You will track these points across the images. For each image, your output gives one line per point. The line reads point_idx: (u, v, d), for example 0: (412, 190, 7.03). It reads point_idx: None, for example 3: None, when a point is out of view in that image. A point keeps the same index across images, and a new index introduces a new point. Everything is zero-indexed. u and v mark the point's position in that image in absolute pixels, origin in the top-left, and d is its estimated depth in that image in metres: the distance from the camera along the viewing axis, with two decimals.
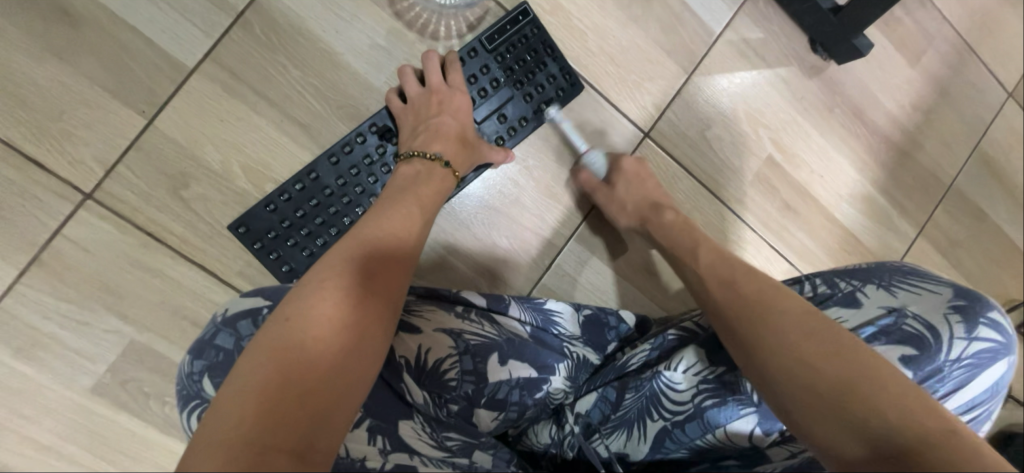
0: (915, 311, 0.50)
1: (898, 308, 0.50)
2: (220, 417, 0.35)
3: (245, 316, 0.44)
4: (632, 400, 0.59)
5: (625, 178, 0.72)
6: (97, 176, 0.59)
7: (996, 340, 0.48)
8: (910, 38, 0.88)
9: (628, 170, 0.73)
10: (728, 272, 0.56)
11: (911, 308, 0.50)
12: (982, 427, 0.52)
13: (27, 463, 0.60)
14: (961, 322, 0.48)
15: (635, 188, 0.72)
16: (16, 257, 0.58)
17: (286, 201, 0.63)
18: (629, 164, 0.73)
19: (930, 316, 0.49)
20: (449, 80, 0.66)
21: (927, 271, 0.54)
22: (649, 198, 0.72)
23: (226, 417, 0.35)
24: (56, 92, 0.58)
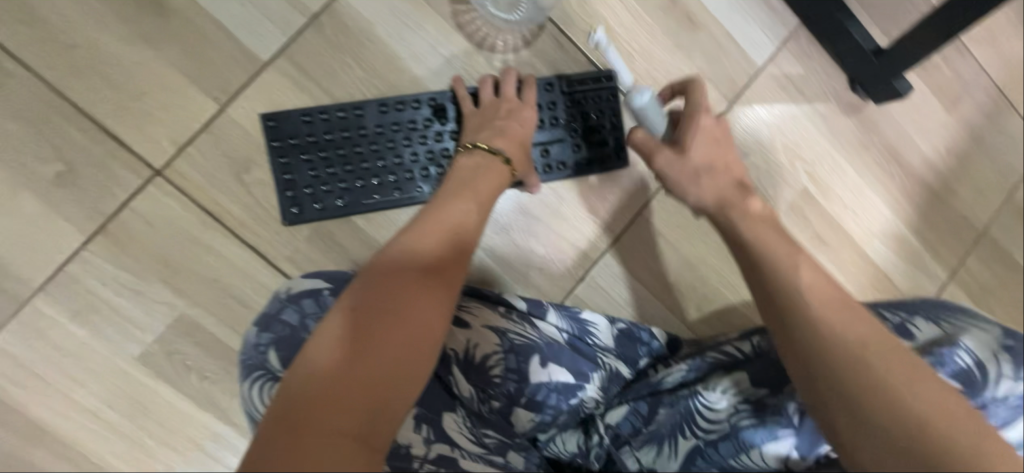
0: (970, 345, 0.50)
1: (955, 341, 0.50)
2: (290, 394, 0.37)
3: (308, 295, 0.50)
4: (665, 415, 0.61)
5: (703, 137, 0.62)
6: (168, 155, 0.63)
7: None
8: (947, 85, 0.90)
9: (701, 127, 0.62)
10: (788, 261, 0.52)
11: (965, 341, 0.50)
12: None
13: (70, 425, 0.62)
14: (1010, 361, 0.49)
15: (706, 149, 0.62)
16: (86, 225, 0.61)
17: (321, 120, 0.65)
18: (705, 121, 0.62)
19: (980, 352, 0.49)
20: (523, 96, 0.69)
21: (975, 309, 0.55)
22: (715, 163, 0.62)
23: (295, 394, 0.37)
24: (141, 74, 0.62)
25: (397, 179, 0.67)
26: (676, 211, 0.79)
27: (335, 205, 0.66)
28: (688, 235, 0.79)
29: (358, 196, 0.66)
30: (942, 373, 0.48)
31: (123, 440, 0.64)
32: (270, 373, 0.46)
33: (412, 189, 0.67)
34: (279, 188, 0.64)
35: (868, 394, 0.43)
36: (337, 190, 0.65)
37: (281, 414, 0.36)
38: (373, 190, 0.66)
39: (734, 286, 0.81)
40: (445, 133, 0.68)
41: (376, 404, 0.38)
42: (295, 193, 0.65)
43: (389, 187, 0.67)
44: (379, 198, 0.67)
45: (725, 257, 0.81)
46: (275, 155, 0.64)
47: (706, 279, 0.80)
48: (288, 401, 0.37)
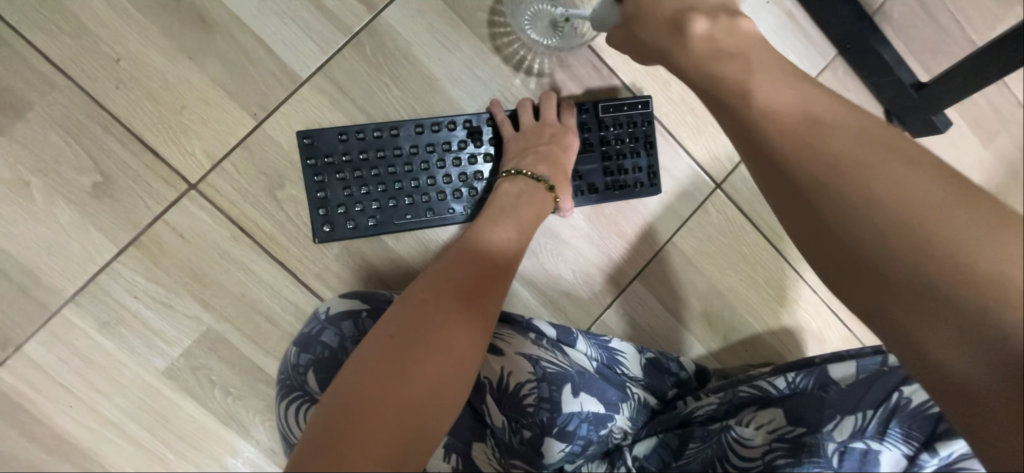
0: None
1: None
2: (324, 421, 0.36)
3: (348, 317, 0.49)
4: (695, 450, 0.58)
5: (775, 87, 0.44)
6: (204, 168, 0.63)
7: None
8: (985, 120, 0.88)
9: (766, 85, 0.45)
10: (757, 105, 0.44)
11: None
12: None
13: (92, 437, 0.62)
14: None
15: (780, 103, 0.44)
16: (119, 237, 0.61)
17: (357, 139, 0.65)
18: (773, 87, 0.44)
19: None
20: (563, 121, 0.69)
21: None
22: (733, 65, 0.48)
23: (328, 421, 0.36)
24: (181, 88, 0.63)
25: (429, 200, 0.66)
26: (705, 239, 0.78)
27: (366, 224, 0.65)
28: (717, 264, 0.78)
29: (390, 216, 0.65)
30: None
31: (143, 454, 0.63)
32: (311, 398, 0.45)
33: (444, 211, 0.66)
34: (311, 206, 0.63)
35: (903, 236, 0.35)
36: (370, 209, 0.65)
37: (314, 438, 0.35)
38: (405, 210, 0.66)
39: (762, 317, 0.80)
40: (479, 156, 0.68)
41: (410, 431, 0.37)
42: (326, 210, 0.64)
43: (421, 208, 0.66)
44: (411, 219, 0.66)
45: (754, 286, 0.79)
46: (309, 173, 0.64)
47: (734, 308, 0.79)
48: (323, 425, 0.36)
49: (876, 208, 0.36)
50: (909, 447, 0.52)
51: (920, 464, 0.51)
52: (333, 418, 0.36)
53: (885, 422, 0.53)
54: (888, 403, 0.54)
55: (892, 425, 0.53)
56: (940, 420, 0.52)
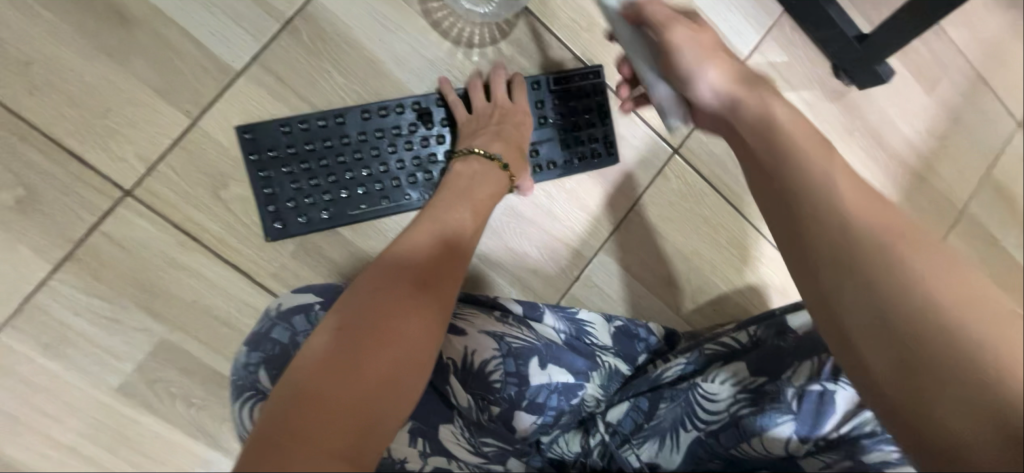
0: None
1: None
2: (270, 417, 0.34)
3: (299, 311, 0.48)
4: (666, 410, 0.60)
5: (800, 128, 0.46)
6: (138, 173, 0.59)
7: None
8: (926, 67, 0.91)
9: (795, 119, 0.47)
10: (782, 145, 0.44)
11: None
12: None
13: (50, 464, 0.59)
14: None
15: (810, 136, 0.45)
16: (53, 253, 0.58)
17: (302, 130, 0.63)
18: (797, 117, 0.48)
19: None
20: (515, 98, 0.68)
21: None
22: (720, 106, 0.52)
23: (274, 416, 0.34)
24: (104, 89, 0.59)
25: (383, 188, 0.64)
26: (668, 205, 0.78)
27: (320, 217, 0.63)
28: (681, 229, 0.79)
29: (344, 208, 0.63)
30: None
31: None
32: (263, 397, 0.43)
33: (400, 197, 0.65)
34: (259, 203, 0.61)
35: (930, 311, 0.34)
36: (322, 202, 0.63)
37: (263, 433, 0.33)
38: (359, 200, 0.64)
39: (727, 277, 0.81)
40: (432, 138, 0.66)
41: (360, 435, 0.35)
42: (276, 207, 0.62)
43: (376, 196, 0.64)
44: (366, 208, 0.64)
45: (718, 248, 0.80)
46: (253, 168, 0.61)
47: (701, 271, 0.80)
48: (273, 416, 0.34)
49: (885, 262, 0.36)
50: None
51: None
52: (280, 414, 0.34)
53: None
54: None
55: None
56: None
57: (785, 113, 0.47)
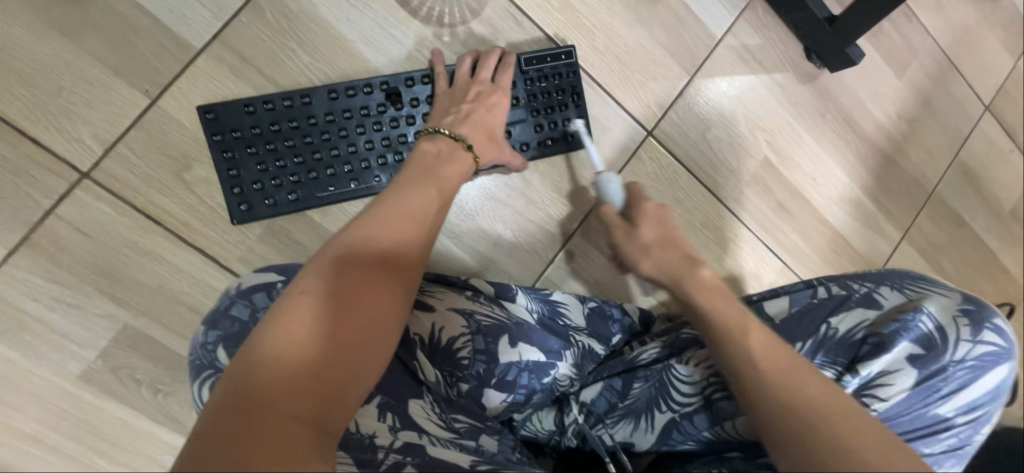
0: (932, 311, 0.54)
1: (919, 306, 0.54)
2: (231, 388, 0.34)
3: (260, 289, 0.47)
4: (639, 390, 0.60)
5: (650, 221, 0.60)
6: (95, 155, 0.58)
7: (999, 344, 0.52)
8: (897, 51, 0.92)
9: (649, 210, 0.61)
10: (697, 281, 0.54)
11: (928, 305, 0.54)
12: (983, 432, 0.53)
13: (10, 454, 0.58)
14: (968, 325, 0.52)
15: (659, 231, 0.59)
16: (7, 238, 0.56)
17: (267, 110, 0.61)
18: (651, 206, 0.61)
19: (941, 316, 0.53)
20: (497, 79, 0.68)
21: (936, 279, 0.59)
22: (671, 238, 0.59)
23: (235, 387, 0.34)
24: (56, 68, 0.57)
25: (352, 169, 0.63)
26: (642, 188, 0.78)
27: (287, 199, 0.62)
28: None
29: (311, 190, 0.62)
30: (908, 336, 0.52)
31: (72, 465, 0.59)
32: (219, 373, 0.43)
33: (369, 179, 0.64)
34: (223, 184, 0.59)
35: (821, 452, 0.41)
36: (288, 184, 0.61)
37: (224, 402, 0.33)
38: (327, 182, 0.63)
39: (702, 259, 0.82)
40: (402, 118, 0.66)
41: (325, 405, 0.35)
42: (241, 188, 0.61)
43: (345, 178, 0.63)
44: (334, 190, 0.63)
45: (692, 230, 0.81)
46: (216, 149, 0.60)
47: None
48: (235, 386, 0.34)
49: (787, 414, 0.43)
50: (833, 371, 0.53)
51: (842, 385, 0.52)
52: (242, 385, 0.34)
53: (812, 352, 0.55)
54: (817, 335, 0.56)
55: (817, 356, 0.55)
56: (861, 346, 0.54)
57: (637, 200, 0.62)
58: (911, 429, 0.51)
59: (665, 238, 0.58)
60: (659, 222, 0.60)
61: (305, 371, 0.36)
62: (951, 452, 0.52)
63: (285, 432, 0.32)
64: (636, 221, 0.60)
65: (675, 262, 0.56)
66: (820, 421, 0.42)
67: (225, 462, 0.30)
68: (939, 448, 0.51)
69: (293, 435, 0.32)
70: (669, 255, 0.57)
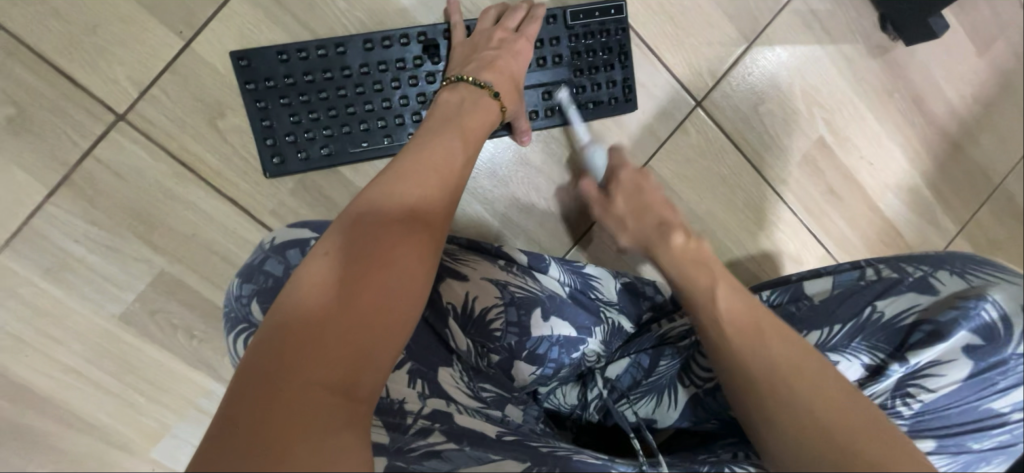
0: (997, 298, 0.49)
1: (983, 294, 0.49)
2: (259, 349, 0.33)
3: (294, 246, 0.47)
4: (666, 367, 0.59)
5: (624, 192, 0.65)
6: (131, 97, 0.57)
7: None
8: (983, 24, 0.83)
9: (624, 181, 0.66)
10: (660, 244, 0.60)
11: (995, 294, 0.49)
12: None
13: (55, 385, 0.60)
14: None
15: (631, 200, 0.65)
16: (47, 177, 0.56)
17: (301, 59, 0.59)
18: (627, 174, 0.66)
19: (1008, 305, 0.48)
20: (523, 29, 0.63)
21: (1005, 265, 0.54)
22: (656, 215, 0.63)
23: (263, 348, 0.33)
24: (92, 5, 0.56)
25: (386, 125, 0.61)
26: (683, 161, 0.74)
27: (319, 154, 0.60)
28: (695, 188, 0.75)
29: (344, 145, 0.60)
30: (969, 326, 0.48)
31: (113, 400, 0.62)
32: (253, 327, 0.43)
33: (402, 137, 0.61)
34: (256, 134, 0.58)
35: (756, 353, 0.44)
36: (322, 137, 0.60)
37: (253, 364, 0.32)
38: (361, 137, 0.61)
39: (740, 242, 0.78)
40: (437, 74, 0.63)
41: (352, 368, 0.33)
42: (273, 139, 0.59)
43: (378, 134, 0.61)
44: (367, 146, 0.61)
45: (733, 210, 0.77)
46: (249, 99, 0.58)
47: (713, 233, 0.77)
48: (263, 347, 0.33)
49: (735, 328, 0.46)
50: (874, 358, 0.50)
51: (887, 374, 0.49)
52: (269, 345, 0.33)
53: (851, 335, 0.52)
54: (859, 318, 0.52)
55: (858, 339, 0.52)
56: (911, 333, 0.50)
57: (614, 169, 0.67)
58: (959, 423, 0.48)
59: (638, 208, 0.64)
60: (635, 190, 0.65)
61: (332, 330, 0.34)
62: (1002, 448, 0.49)
63: (314, 397, 0.31)
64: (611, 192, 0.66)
65: (642, 227, 0.63)
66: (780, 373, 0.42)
67: (252, 424, 0.29)
68: (989, 444, 0.48)
69: (322, 402, 0.31)
70: (640, 222, 0.63)
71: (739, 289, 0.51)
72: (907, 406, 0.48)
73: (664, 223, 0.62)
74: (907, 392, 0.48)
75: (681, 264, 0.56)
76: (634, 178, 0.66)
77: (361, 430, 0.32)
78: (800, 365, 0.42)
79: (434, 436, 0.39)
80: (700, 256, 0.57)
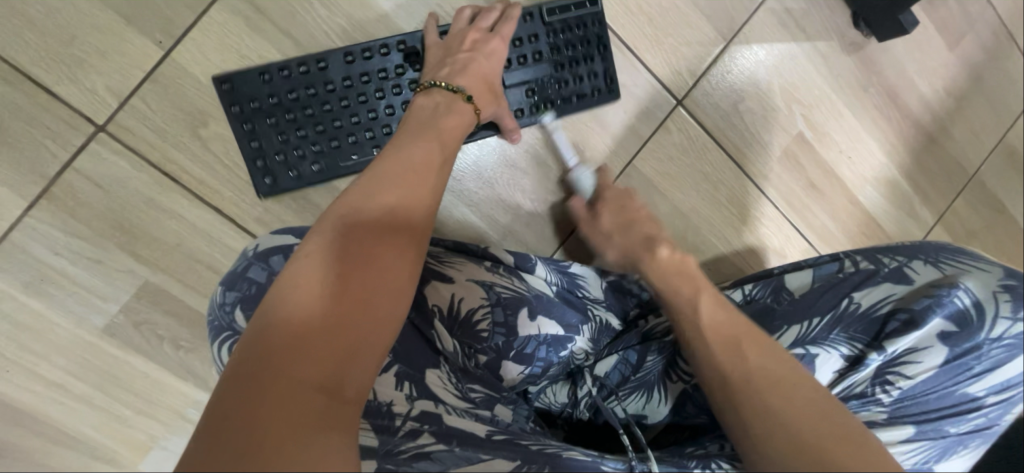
0: (969, 286, 0.50)
1: (955, 282, 0.51)
2: (244, 353, 0.33)
3: (278, 252, 0.47)
4: (653, 363, 0.60)
5: (610, 207, 0.68)
6: (110, 108, 0.57)
7: None
8: (952, 20, 0.85)
9: (609, 197, 0.69)
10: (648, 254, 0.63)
11: (966, 281, 0.51)
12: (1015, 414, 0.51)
13: (38, 401, 0.59)
14: (1010, 301, 0.49)
15: (616, 216, 0.68)
16: (26, 190, 0.56)
17: (283, 78, 0.59)
18: (612, 193, 0.70)
19: (979, 292, 0.50)
20: (497, 29, 0.64)
21: (975, 252, 0.56)
22: (643, 230, 0.66)
23: (248, 352, 0.33)
24: (68, 16, 0.55)
25: (374, 136, 0.61)
26: (667, 159, 0.75)
27: (311, 171, 0.60)
28: (679, 185, 0.76)
29: (335, 159, 0.60)
30: (943, 312, 0.49)
31: (97, 414, 0.61)
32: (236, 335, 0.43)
33: None
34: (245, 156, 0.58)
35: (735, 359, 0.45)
36: (311, 154, 0.60)
37: (239, 369, 0.32)
38: (350, 150, 0.61)
39: (725, 237, 0.79)
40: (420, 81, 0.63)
41: (339, 371, 0.34)
42: (263, 159, 0.59)
43: (367, 146, 0.61)
44: (357, 159, 0.61)
45: (717, 206, 0.78)
46: (236, 121, 0.58)
47: (698, 230, 0.78)
48: (248, 352, 0.33)
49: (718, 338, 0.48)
50: (852, 348, 0.51)
51: (866, 363, 0.50)
52: (255, 349, 0.33)
53: (830, 327, 0.53)
54: (838, 309, 0.53)
55: (837, 330, 0.53)
56: (887, 322, 0.51)
57: (600, 188, 0.70)
58: (937, 407, 0.49)
59: (622, 223, 0.67)
60: (619, 207, 0.68)
61: (318, 332, 0.34)
62: (977, 431, 0.50)
63: (304, 400, 0.31)
64: (597, 208, 0.69)
65: (627, 241, 0.66)
66: (761, 387, 0.43)
67: (239, 429, 0.29)
68: (965, 428, 0.49)
69: (311, 404, 0.31)
70: (626, 236, 0.66)
71: (719, 302, 0.52)
72: (886, 393, 0.49)
73: (649, 238, 0.65)
74: (885, 380, 0.50)
75: (665, 274, 0.59)
76: (618, 197, 0.69)
77: (352, 431, 0.32)
78: (778, 374, 0.44)
79: (424, 437, 0.40)
80: (686, 268, 0.60)
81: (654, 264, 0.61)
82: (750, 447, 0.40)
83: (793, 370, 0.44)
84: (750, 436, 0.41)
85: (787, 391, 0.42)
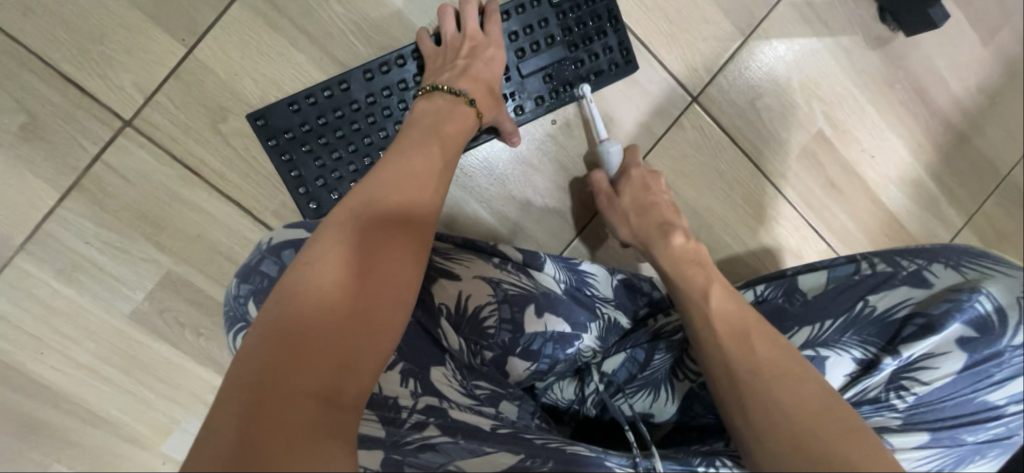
0: (993, 291, 0.49)
1: (977, 287, 0.49)
2: (245, 363, 0.34)
3: (289, 246, 0.48)
4: (660, 361, 0.59)
5: (633, 186, 0.67)
6: (137, 103, 0.59)
7: None
8: (986, 13, 0.81)
9: (634, 177, 0.68)
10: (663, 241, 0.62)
11: (989, 287, 0.49)
12: None
13: (69, 382, 0.63)
14: None
15: (638, 197, 0.67)
16: (59, 182, 0.59)
17: (311, 105, 0.61)
18: (638, 173, 0.68)
19: (1003, 297, 0.48)
20: (487, 30, 0.64)
21: (999, 255, 0.54)
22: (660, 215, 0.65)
23: (249, 361, 0.34)
24: (98, 14, 0.57)
25: None
26: (681, 157, 0.74)
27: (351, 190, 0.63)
28: (692, 183, 0.75)
29: None
30: (963, 318, 0.48)
31: (124, 396, 0.64)
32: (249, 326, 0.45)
33: None
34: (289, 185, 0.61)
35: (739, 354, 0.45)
36: (348, 174, 0.62)
37: (240, 378, 0.33)
38: None
39: (740, 236, 0.78)
40: None
41: (335, 379, 0.34)
42: (306, 187, 0.62)
43: None
44: None
45: (731, 205, 0.77)
46: (274, 154, 0.61)
47: (712, 229, 0.77)
48: (249, 362, 0.34)
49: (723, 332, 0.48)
50: (865, 352, 0.50)
51: (880, 367, 0.49)
52: (255, 358, 0.34)
53: (842, 330, 0.52)
54: (851, 313, 0.52)
55: (849, 333, 0.51)
56: (903, 326, 0.50)
57: (626, 166, 0.69)
58: (953, 415, 0.48)
59: (642, 203, 0.66)
60: (643, 188, 0.67)
61: (315, 340, 0.35)
62: (996, 441, 0.48)
63: (300, 407, 0.31)
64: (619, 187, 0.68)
65: (644, 224, 0.65)
66: (761, 381, 0.42)
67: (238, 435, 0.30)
68: (984, 437, 0.48)
69: (307, 411, 0.31)
70: (643, 218, 0.65)
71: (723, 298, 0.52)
72: (901, 399, 0.48)
73: (667, 223, 0.64)
74: (900, 385, 0.48)
75: (677, 262, 0.59)
76: (644, 177, 0.68)
77: (349, 437, 0.32)
78: (782, 369, 0.43)
79: (429, 429, 0.41)
80: (700, 257, 0.59)
81: (667, 249, 0.61)
82: (750, 438, 0.40)
83: (799, 365, 0.44)
84: (750, 428, 0.40)
85: (789, 387, 0.42)
